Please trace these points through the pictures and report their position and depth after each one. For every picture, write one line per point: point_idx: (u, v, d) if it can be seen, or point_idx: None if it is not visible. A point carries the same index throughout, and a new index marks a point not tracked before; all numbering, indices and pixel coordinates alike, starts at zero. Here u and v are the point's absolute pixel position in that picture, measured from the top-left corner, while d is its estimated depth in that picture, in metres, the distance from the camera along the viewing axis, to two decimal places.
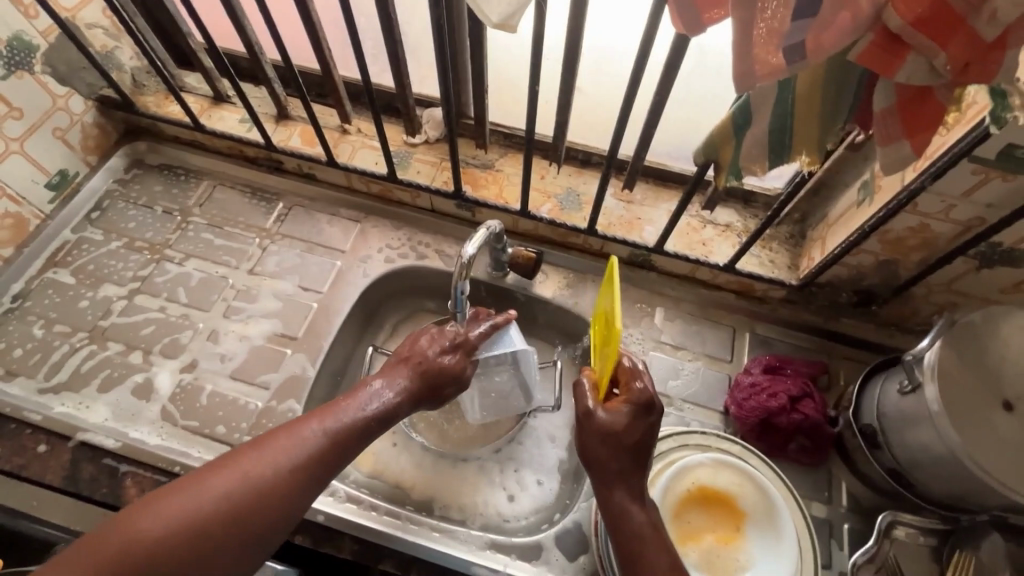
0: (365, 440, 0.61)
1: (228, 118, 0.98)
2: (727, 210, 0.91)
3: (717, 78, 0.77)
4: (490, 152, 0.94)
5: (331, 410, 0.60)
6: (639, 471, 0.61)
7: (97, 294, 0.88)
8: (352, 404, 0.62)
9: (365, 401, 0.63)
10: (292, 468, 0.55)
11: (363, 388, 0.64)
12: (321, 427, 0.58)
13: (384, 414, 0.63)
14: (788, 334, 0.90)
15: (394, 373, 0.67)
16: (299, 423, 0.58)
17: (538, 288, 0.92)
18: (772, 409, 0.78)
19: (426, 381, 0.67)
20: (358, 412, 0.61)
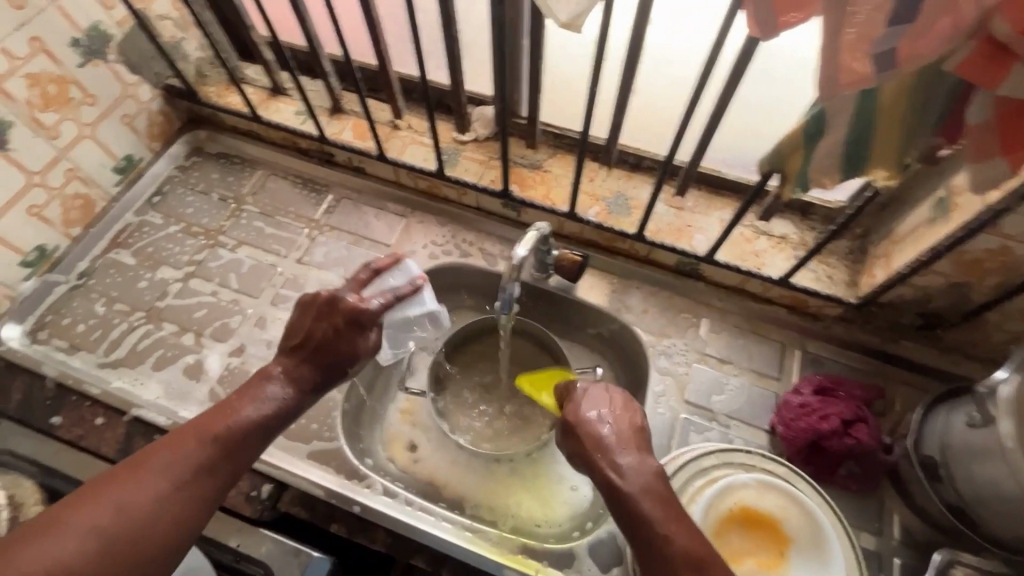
0: (263, 441, 0.60)
1: (284, 109, 1.00)
2: (783, 222, 0.88)
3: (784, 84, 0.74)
4: (539, 152, 0.93)
5: (220, 416, 0.57)
6: (612, 446, 0.61)
7: (155, 275, 0.92)
8: (244, 408, 0.59)
9: (260, 402, 0.61)
10: (181, 484, 0.52)
11: (256, 389, 0.62)
12: (214, 434, 0.55)
13: (282, 413, 0.62)
14: (842, 354, 0.86)
15: (290, 370, 0.65)
16: (183, 435, 0.55)
17: (580, 291, 0.91)
18: (823, 432, 0.74)
19: (334, 356, 0.67)
20: (253, 413, 0.59)
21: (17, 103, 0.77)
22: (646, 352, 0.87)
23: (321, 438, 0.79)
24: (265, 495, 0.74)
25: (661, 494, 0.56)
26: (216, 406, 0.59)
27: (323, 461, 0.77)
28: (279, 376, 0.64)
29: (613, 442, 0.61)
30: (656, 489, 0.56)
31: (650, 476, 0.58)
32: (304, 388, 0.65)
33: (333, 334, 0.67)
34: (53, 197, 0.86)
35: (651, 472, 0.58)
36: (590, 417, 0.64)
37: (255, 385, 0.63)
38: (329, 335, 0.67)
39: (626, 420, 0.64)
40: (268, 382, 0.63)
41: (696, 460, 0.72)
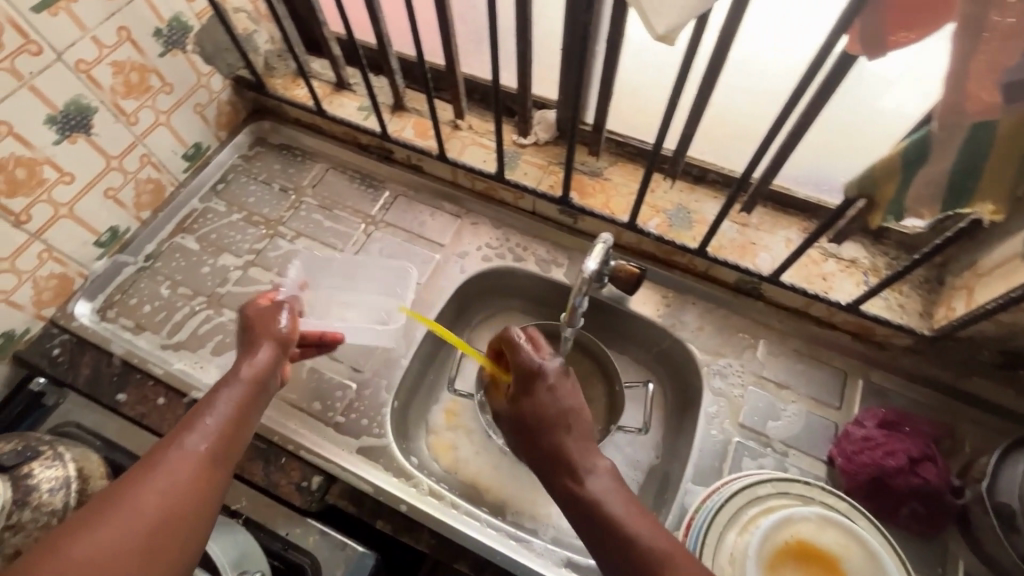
0: (252, 415, 0.63)
1: (347, 105, 1.02)
2: (853, 245, 0.84)
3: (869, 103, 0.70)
4: (601, 160, 0.92)
5: (202, 416, 0.58)
6: (562, 438, 0.59)
7: (217, 262, 0.94)
8: (222, 393, 0.61)
9: (238, 380, 0.63)
10: (193, 479, 0.53)
11: (230, 372, 0.64)
12: (207, 423, 0.57)
13: (261, 383, 0.64)
14: (909, 388, 0.82)
15: (253, 346, 0.67)
16: (177, 433, 0.56)
17: (634, 303, 0.89)
18: (888, 469, 0.71)
19: (263, 331, 0.69)
20: (235, 394, 0.61)
21: (103, 90, 0.80)
22: (699, 371, 0.85)
23: (370, 434, 0.79)
24: (315, 486, 0.75)
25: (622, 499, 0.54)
26: (196, 409, 0.59)
27: (371, 457, 0.78)
28: (244, 355, 0.66)
29: (568, 442, 0.58)
30: (622, 496, 0.54)
31: (608, 478, 0.56)
32: (268, 374, 0.66)
33: (260, 315, 0.71)
34: (127, 180, 0.89)
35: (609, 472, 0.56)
36: (535, 414, 0.61)
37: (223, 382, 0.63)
38: (258, 318, 0.70)
39: (573, 414, 0.61)
40: (239, 363, 0.65)
41: (750, 487, 0.69)
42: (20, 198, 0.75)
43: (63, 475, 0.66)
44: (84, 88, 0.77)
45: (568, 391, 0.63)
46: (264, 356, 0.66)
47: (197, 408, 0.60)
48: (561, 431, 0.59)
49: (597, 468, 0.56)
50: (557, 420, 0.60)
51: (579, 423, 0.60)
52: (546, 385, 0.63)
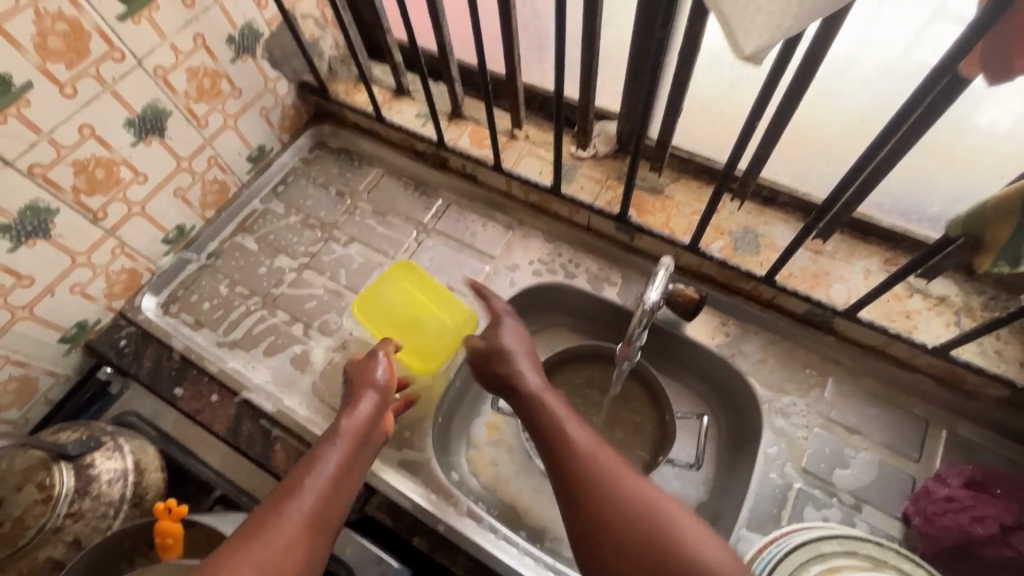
0: (353, 478, 0.63)
1: (406, 111, 1.02)
2: (943, 282, 0.76)
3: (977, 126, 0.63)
4: (662, 176, 0.88)
5: (306, 476, 0.59)
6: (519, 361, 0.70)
7: (273, 263, 0.96)
8: (327, 454, 0.62)
9: (343, 439, 0.64)
10: (292, 546, 0.53)
11: (333, 427, 0.66)
12: (309, 485, 0.58)
13: (361, 443, 0.65)
14: (998, 444, 0.74)
15: (356, 399, 0.70)
16: (280, 498, 0.57)
17: (690, 328, 0.85)
18: (977, 537, 0.64)
19: (362, 381, 0.72)
20: (337, 456, 0.62)
21: (177, 94, 0.82)
22: (760, 407, 0.79)
23: (412, 448, 0.78)
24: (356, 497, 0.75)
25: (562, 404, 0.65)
26: (296, 471, 0.60)
27: (411, 471, 0.77)
28: (347, 408, 0.68)
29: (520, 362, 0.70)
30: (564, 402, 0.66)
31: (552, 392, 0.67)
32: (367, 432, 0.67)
33: (358, 365, 0.75)
34: (195, 181, 0.92)
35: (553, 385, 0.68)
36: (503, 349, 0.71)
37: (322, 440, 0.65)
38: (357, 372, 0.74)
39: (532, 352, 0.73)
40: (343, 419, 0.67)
41: (813, 543, 0.63)
42: (99, 197, 0.78)
43: (121, 467, 0.69)
44: (160, 93, 0.80)
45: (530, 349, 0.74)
46: (365, 409, 0.68)
47: (298, 469, 0.61)
48: (517, 358, 0.70)
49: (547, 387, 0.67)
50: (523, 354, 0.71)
51: (532, 360, 0.71)
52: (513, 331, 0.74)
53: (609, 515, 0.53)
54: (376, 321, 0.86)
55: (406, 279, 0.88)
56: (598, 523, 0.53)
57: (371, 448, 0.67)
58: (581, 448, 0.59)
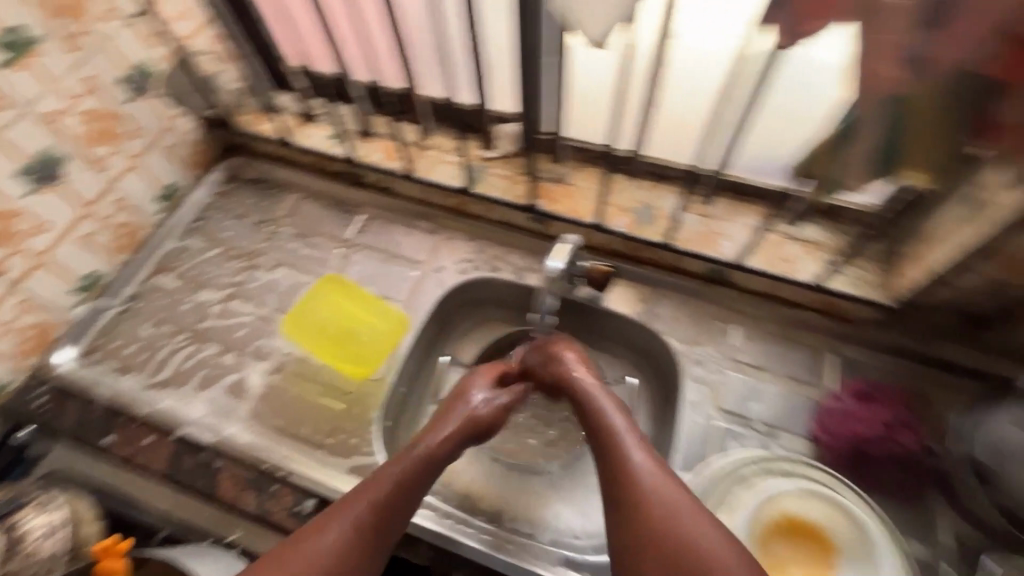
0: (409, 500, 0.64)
1: (316, 135, 1.05)
2: (813, 226, 0.87)
3: (806, 93, 0.70)
4: (564, 166, 0.96)
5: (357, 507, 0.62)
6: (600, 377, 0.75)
7: (198, 297, 0.95)
8: (389, 471, 0.65)
9: (407, 460, 0.66)
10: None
11: (408, 449, 0.68)
12: (357, 518, 0.61)
13: (432, 462, 0.67)
14: (878, 358, 0.85)
15: (441, 422, 0.72)
16: (329, 527, 0.60)
17: (610, 301, 0.92)
18: (866, 437, 0.74)
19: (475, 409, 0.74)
20: (395, 475, 0.64)
21: (73, 138, 0.82)
22: (679, 360, 0.87)
23: (361, 452, 0.80)
24: (309, 510, 0.75)
25: (611, 409, 0.69)
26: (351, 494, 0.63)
27: (362, 475, 0.78)
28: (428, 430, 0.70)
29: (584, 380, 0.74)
30: (621, 409, 0.69)
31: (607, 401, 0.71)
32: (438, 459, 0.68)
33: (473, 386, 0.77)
34: (102, 225, 0.90)
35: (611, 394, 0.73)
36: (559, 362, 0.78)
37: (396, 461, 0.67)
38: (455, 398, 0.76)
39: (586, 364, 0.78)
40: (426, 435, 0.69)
41: (735, 468, 0.72)
42: None
43: (52, 522, 0.66)
44: (53, 139, 0.79)
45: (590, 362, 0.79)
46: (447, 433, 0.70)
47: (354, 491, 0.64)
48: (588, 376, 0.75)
49: (604, 393, 0.72)
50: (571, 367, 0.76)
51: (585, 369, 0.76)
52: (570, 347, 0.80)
53: (647, 513, 0.58)
54: (311, 337, 0.88)
55: (338, 290, 0.91)
56: (639, 511, 0.59)
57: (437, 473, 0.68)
58: (628, 448, 0.64)
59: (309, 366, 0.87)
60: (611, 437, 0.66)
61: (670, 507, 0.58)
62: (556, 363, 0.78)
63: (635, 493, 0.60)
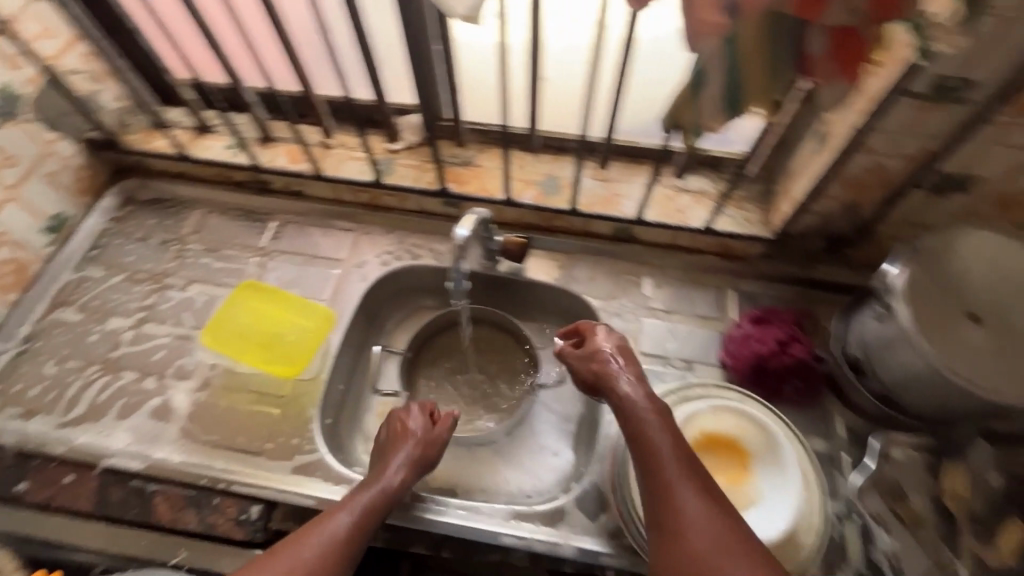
0: (362, 543, 0.66)
1: (213, 146, 1.02)
2: (699, 178, 0.96)
3: (663, 58, 0.80)
4: (469, 149, 1.00)
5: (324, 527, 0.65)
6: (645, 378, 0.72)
7: (105, 327, 0.90)
8: (338, 516, 0.66)
9: (358, 502, 0.68)
10: None
11: (377, 475, 0.71)
12: (330, 536, 0.64)
13: (381, 505, 0.69)
14: (770, 287, 0.95)
15: (393, 451, 0.74)
16: (303, 544, 0.63)
17: (530, 272, 0.97)
18: (764, 354, 0.83)
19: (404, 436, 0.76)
20: (347, 519, 0.66)
21: None
22: (598, 316, 0.93)
23: (303, 451, 0.80)
24: (256, 516, 0.75)
25: (657, 424, 0.66)
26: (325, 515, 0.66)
27: (307, 473, 0.78)
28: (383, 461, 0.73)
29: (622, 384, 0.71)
30: (666, 425, 0.66)
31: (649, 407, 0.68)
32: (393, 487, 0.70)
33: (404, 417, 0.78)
34: None
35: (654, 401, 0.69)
36: (606, 366, 0.74)
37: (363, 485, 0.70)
38: (388, 427, 0.78)
39: (634, 368, 0.74)
40: (384, 474, 0.71)
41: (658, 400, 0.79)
42: None
43: None
44: None
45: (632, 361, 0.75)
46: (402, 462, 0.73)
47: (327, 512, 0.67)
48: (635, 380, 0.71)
49: (645, 397, 0.69)
50: (618, 372, 0.73)
51: (631, 377, 0.72)
52: (619, 351, 0.75)
53: (689, 541, 0.58)
54: (233, 345, 0.85)
55: (251, 295, 0.89)
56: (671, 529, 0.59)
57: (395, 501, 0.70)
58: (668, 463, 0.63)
59: (238, 377, 0.86)
60: (651, 454, 0.64)
61: (702, 532, 0.58)
62: (602, 362, 0.74)
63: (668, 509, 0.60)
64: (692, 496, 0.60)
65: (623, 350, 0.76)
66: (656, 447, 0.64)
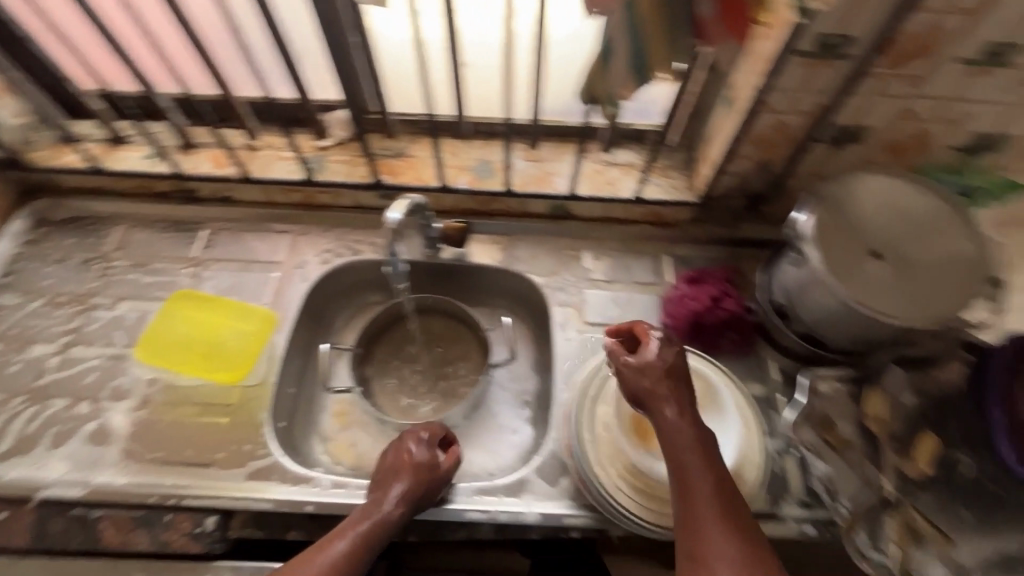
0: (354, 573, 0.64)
1: (130, 157, 0.98)
2: (625, 151, 1.00)
3: (575, 38, 0.83)
4: (400, 140, 1.00)
5: (317, 552, 0.64)
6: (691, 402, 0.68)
7: (28, 355, 0.85)
8: (334, 544, 0.65)
9: (355, 531, 0.66)
10: None
11: (373, 503, 0.69)
12: (322, 563, 0.63)
13: (376, 536, 0.67)
14: (701, 249, 1.00)
15: (393, 479, 0.72)
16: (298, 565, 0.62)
17: (473, 256, 0.98)
18: (698, 310, 0.88)
19: (407, 466, 0.73)
20: (342, 548, 0.64)
21: None
22: (543, 292, 0.96)
23: (256, 456, 0.78)
24: (212, 527, 0.73)
25: (697, 454, 0.64)
26: (322, 539, 0.65)
27: (263, 477, 0.76)
28: (382, 487, 0.71)
29: (668, 410, 0.67)
30: (708, 462, 0.64)
31: (691, 437, 0.65)
32: (392, 517, 0.68)
33: (403, 443, 0.76)
34: None
35: (694, 433, 0.65)
36: (655, 387, 0.68)
37: (363, 512, 0.69)
38: (391, 452, 0.75)
39: (685, 392, 0.69)
40: (380, 502, 0.69)
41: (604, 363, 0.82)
42: None
43: None
44: None
45: (684, 381, 0.69)
46: (398, 491, 0.70)
47: (324, 537, 0.66)
48: (683, 405, 0.67)
49: (690, 427, 0.65)
50: (664, 393, 0.68)
51: (678, 401, 0.67)
52: (673, 371, 0.69)
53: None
54: (174, 355, 0.84)
55: (183, 308, 0.88)
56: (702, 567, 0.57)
57: (392, 531, 0.68)
58: (705, 502, 0.61)
59: (180, 390, 0.83)
60: (686, 482, 0.63)
61: None
62: (652, 381, 0.69)
63: (700, 547, 0.58)
64: (720, 534, 0.58)
65: (677, 367, 0.70)
66: (692, 476, 0.62)
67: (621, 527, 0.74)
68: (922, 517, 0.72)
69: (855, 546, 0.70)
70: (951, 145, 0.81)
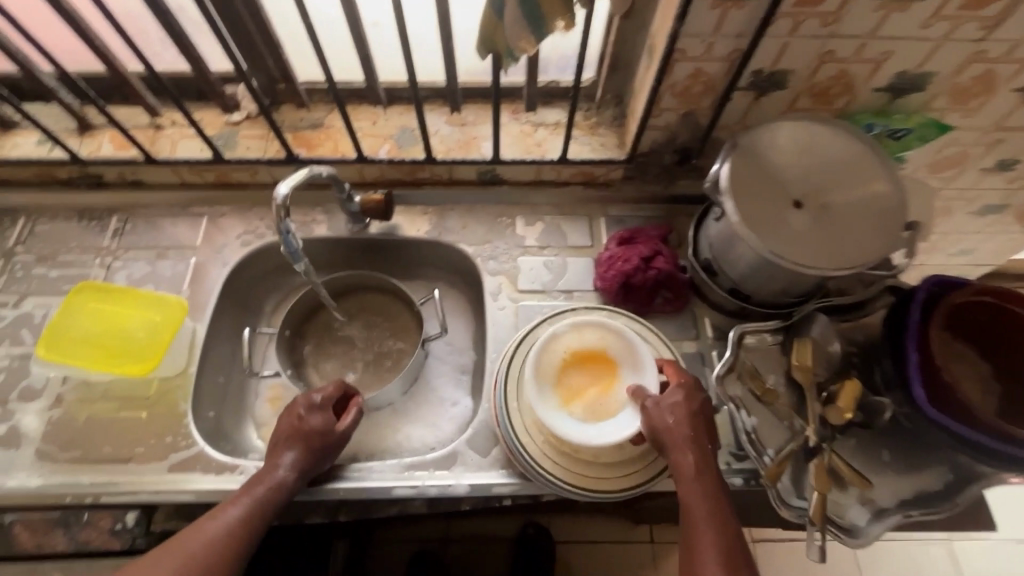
0: (250, 538, 0.63)
1: (22, 143, 0.91)
2: (553, 110, 0.96)
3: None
4: (316, 111, 0.95)
5: (211, 519, 0.62)
6: (707, 446, 0.66)
7: None
8: (227, 510, 0.63)
9: (250, 496, 0.65)
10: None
11: (266, 469, 0.68)
12: (213, 531, 0.61)
13: (270, 500, 0.66)
14: (637, 208, 0.97)
15: (285, 443, 0.70)
16: (191, 533, 0.61)
17: (401, 229, 0.95)
18: (628, 272, 0.86)
19: (298, 428, 0.71)
20: (237, 514, 0.63)
21: None
22: (475, 262, 0.93)
23: (179, 448, 0.76)
24: (133, 523, 0.72)
25: (708, 500, 0.62)
26: (218, 506, 0.64)
27: (187, 468, 0.74)
28: (274, 450, 0.70)
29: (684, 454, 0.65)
30: (718, 511, 0.61)
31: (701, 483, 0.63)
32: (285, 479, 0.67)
33: (293, 406, 0.74)
34: None
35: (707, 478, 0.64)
36: (675, 427, 0.67)
37: (256, 478, 0.67)
38: (285, 416, 0.73)
39: (706, 441, 0.67)
40: (271, 465, 0.68)
41: (529, 331, 0.80)
42: None
43: None
44: None
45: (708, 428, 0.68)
46: (291, 455, 0.69)
47: (220, 505, 0.65)
48: (700, 450, 0.66)
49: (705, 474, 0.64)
50: (681, 434, 0.66)
51: (694, 445, 0.66)
52: (696, 416, 0.68)
53: None
54: (79, 352, 0.80)
55: (90, 302, 0.84)
56: None
57: (287, 493, 0.67)
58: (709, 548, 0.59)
59: (95, 387, 0.80)
60: (691, 526, 0.61)
61: None
62: (674, 420, 0.67)
63: None
64: None
65: (701, 409, 0.69)
66: (698, 522, 0.61)
67: (551, 491, 0.74)
68: (842, 459, 0.71)
69: (777, 493, 0.72)
70: (875, 87, 0.79)
